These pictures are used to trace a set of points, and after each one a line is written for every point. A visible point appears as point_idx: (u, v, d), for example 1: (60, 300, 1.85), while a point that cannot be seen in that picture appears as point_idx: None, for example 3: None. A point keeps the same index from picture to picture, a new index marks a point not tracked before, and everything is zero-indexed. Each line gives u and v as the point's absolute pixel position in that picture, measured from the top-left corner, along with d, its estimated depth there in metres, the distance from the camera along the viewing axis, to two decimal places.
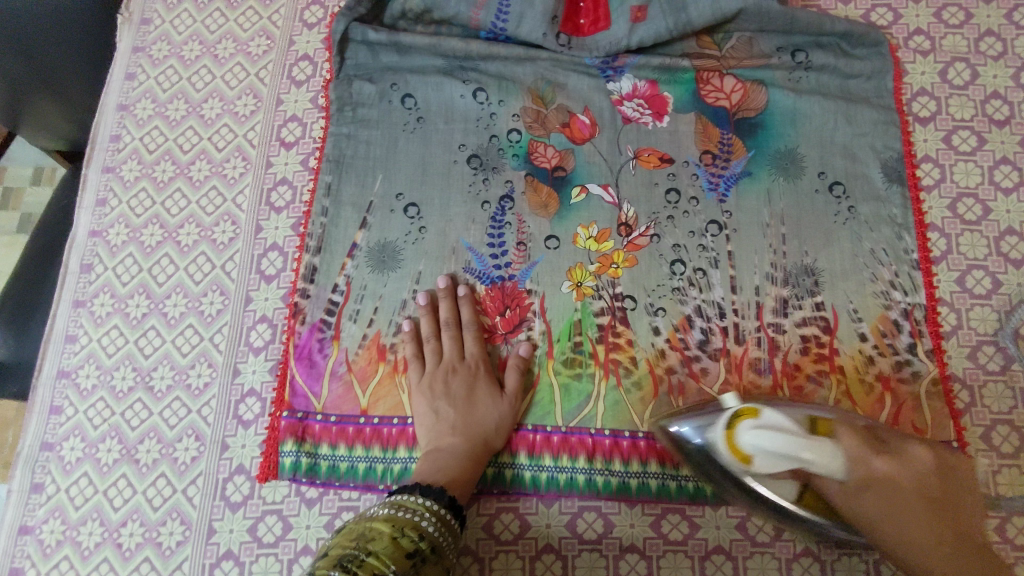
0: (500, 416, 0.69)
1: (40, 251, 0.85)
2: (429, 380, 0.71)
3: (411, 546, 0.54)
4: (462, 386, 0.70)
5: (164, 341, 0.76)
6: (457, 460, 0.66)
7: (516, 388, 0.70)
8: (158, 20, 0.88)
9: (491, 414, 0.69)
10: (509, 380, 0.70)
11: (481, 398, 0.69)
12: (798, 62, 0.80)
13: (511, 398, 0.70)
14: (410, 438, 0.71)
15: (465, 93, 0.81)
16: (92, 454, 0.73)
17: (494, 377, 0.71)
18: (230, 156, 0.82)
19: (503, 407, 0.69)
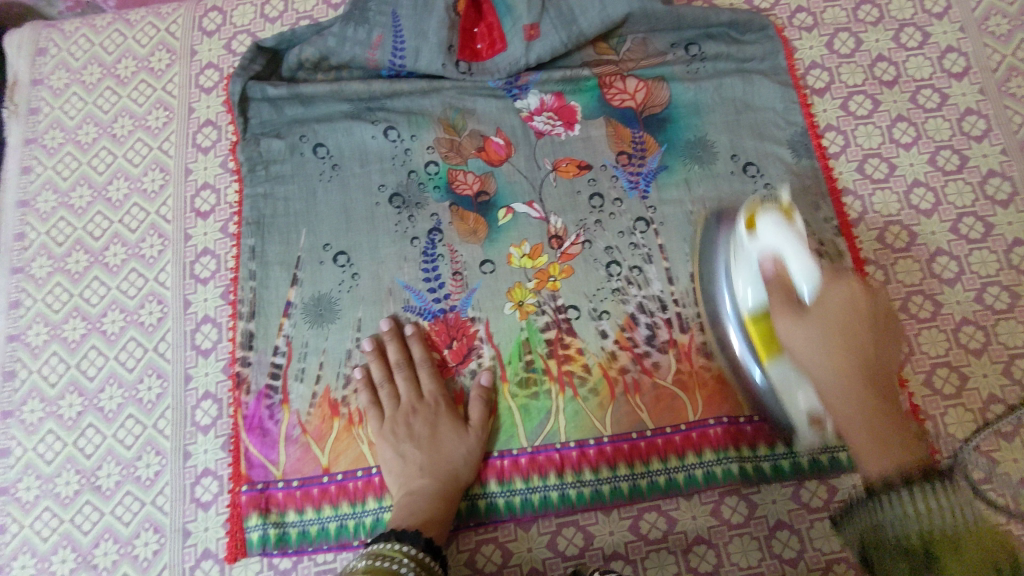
0: (467, 449, 0.68)
1: None
2: (392, 425, 0.70)
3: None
4: (426, 426, 0.69)
5: (105, 436, 0.73)
6: (431, 502, 0.65)
7: (479, 419, 0.70)
8: (46, 108, 0.85)
9: (458, 448, 0.68)
10: (472, 411, 0.70)
11: (446, 434, 0.69)
12: (693, 55, 0.82)
13: (476, 429, 0.69)
14: (377, 488, 0.70)
15: (376, 134, 0.80)
16: (46, 569, 0.69)
17: (456, 412, 0.71)
18: (145, 235, 0.80)
19: (469, 439, 0.69)
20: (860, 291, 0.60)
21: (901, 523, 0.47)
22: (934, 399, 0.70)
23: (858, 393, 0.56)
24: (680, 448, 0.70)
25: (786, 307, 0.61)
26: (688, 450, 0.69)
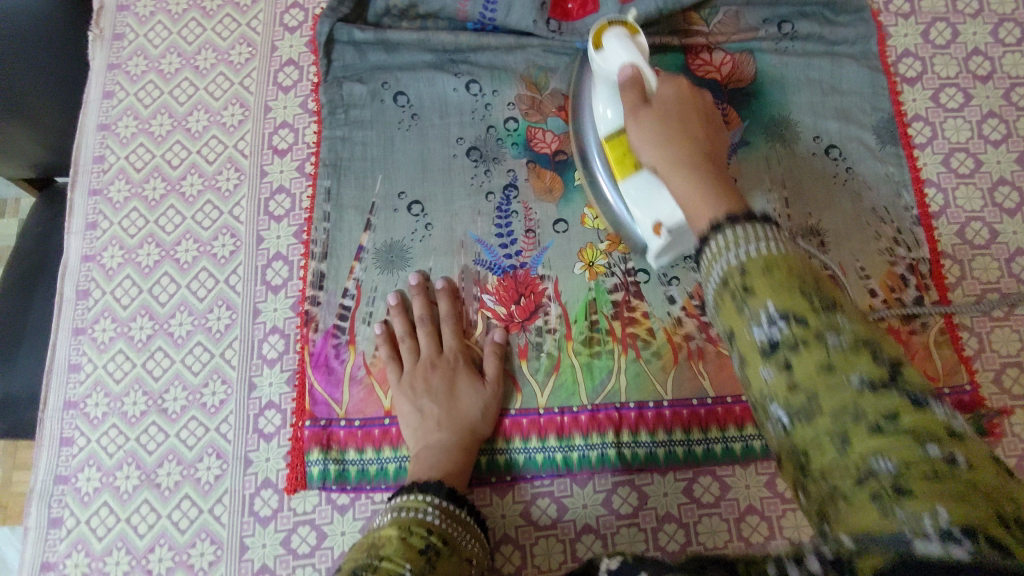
0: (483, 403, 0.69)
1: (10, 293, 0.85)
2: (409, 379, 0.70)
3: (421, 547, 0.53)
4: (440, 381, 0.70)
5: (174, 361, 0.74)
6: (448, 454, 0.66)
7: (495, 374, 0.70)
8: (131, 34, 0.86)
9: (473, 403, 0.69)
10: (490, 365, 0.71)
11: (465, 389, 0.69)
12: (784, 33, 0.81)
13: (493, 383, 0.70)
14: (394, 437, 0.71)
15: (458, 87, 0.80)
16: (110, 483, 0.71)
17: (475, 366, 0.72)
18: (222, 168, 0.80)
19: (486, 394, 0.69)
20: (687, 94, 0.58)
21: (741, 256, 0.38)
22: (1003, 398, 0.71)
23: (678, 129, 0.55)
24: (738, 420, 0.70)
25: (635, 90, 0.60)
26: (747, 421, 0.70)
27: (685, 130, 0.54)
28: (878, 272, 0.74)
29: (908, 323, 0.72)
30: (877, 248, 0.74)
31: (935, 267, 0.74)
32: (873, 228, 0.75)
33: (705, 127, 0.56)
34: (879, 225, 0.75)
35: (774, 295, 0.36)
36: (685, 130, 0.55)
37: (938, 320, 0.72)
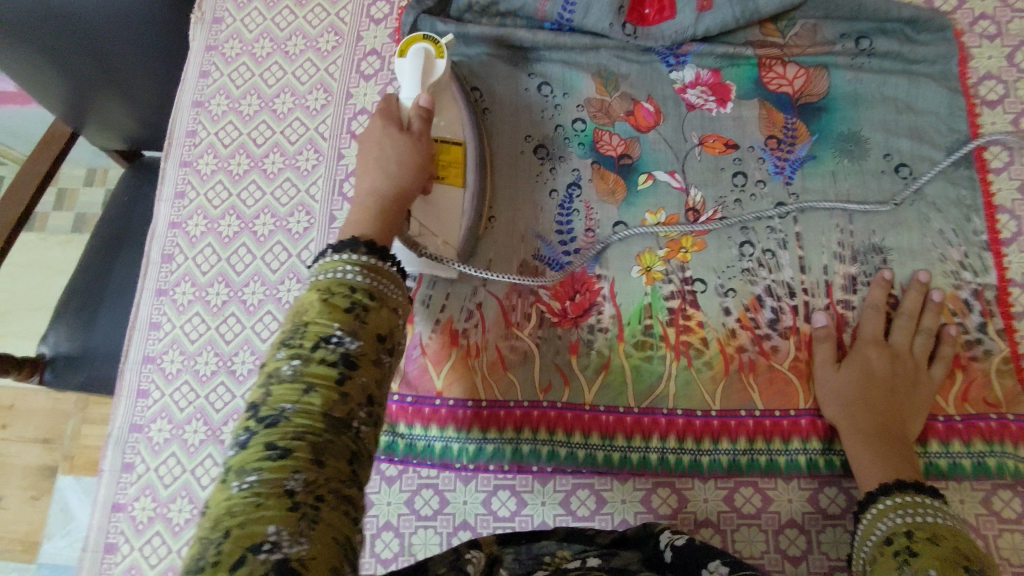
0: (422, 149, 0.65)
1: (95, 273, 1.08)
2: (412, 304, 0.72)
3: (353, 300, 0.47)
4: (449, 245, 0.73)
5: (244, 326, 0.79)
6: (380, 212, 0.57)
7: (424, 131, 0.67)
8: (229, 19, 0.93)
9: (409, 153, 0.63)
10: (414, 121, 0.67)
11: (396, 152, 0.63)
12: (861, 49, 0.80)
13: (419, 217, 0.66)
14: (428, 417, 0.72)
15: (530, 87, 0.83)
16: (179, 435, 0.76)
17: (397, 120, 0.67)
18: (303, 149, 0.85)
19: (420, 143, 0.65)
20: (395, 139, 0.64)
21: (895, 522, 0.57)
22: None
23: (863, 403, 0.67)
24: (786, 432, 0.70)
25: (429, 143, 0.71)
26: (794, 436, 0.70)
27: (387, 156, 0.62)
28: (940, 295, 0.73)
29: (969, 349, 0.71)
30: (941, 270, 0.73)
31: (1002, 294, 0.72)
32: (939, 250, 0.74)
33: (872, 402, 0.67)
34: (945, 247, 0.74)
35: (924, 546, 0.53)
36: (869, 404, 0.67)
37: (1000, 349, 0.71)
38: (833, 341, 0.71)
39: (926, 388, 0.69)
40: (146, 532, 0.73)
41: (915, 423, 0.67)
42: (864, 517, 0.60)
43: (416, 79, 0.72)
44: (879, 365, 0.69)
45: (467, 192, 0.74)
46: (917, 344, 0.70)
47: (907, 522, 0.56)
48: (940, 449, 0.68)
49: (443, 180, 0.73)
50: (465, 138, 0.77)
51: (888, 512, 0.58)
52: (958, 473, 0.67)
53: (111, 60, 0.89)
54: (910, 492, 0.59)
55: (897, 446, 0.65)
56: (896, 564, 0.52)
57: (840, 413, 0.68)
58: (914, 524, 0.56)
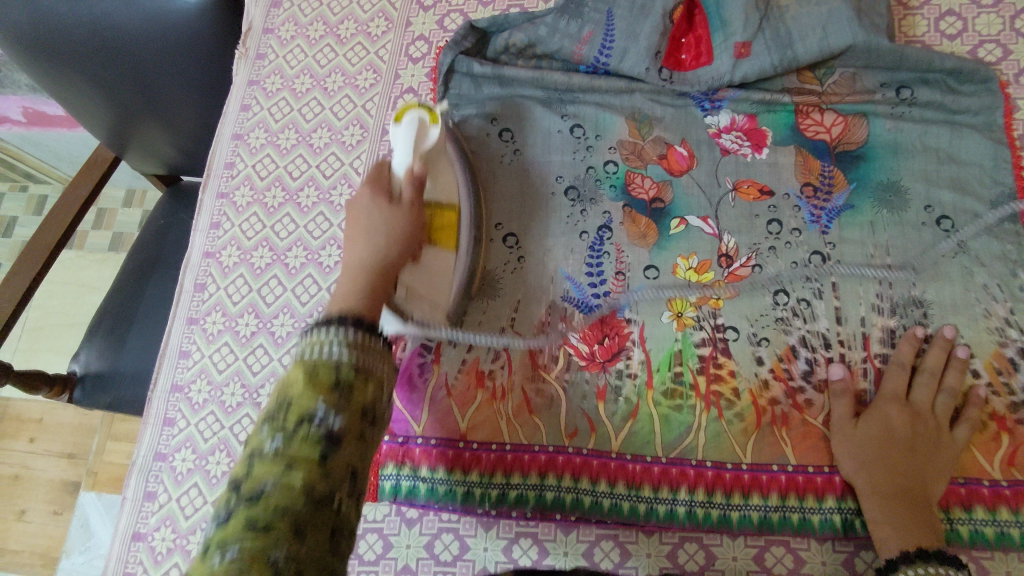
0: (410, 220, 0.63)
1: (129, 295, 1.09)
2: (406, 292, 0.66)
3: (337, 379, 0.46)
4: (438, 272, 0.69)
5: (272, 358, 0.79)
6: (374, 286, 0.56)
7: (413, 200, 0.65)
8: (272, 55, 0.95)
9: (399, 223, 0.62)
10: (405, 189, 0.65)
11: (383, 218, 0.62)
12: (902, 98, 0.79)
13: (408, 310, 0.64)
14: (450, 460, 0.71)
15: (563, 128, 0.82)
16: (202, 466, 0.76)
17: (387, 188, 0.66)
18: (337, 183, 0.86)
19: (407, 211, 0.64)
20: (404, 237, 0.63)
21: None
22: None
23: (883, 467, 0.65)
24: (820, 490, 0.68)
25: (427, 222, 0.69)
26: (829, 494, 0.67)
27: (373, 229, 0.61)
28: (984, 352, 0.70)
29: (1015, 410, 0.68)
30: (985, 326, 0.71)
31: None
32: (982, 305, 0.72)
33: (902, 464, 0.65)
34: (990, 303, 0.72)
35: None
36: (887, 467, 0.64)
37: None
38: (851, 395, 0.69)
39: (949, 449, 0.66)
40: (165, 564, 0.72)
41: (935, 486, 0.65)
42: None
43: (410, 151, 0.67)
44: (899, 424, 0.66)
45: (462, 190, 0.74)
46: (940, 403, 0.68)
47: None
48: (986, 515, 0.65)
49: (434, 170, 0.71)
50: (462, 207, 0.73)
51: None
52: (1003, 542, 0.64)
53: (159, 96, 0.92)
54: (933, 563, 0.57)
55: (916, 509, 0.62)
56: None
57: (857, 473, 0.65)
58: None
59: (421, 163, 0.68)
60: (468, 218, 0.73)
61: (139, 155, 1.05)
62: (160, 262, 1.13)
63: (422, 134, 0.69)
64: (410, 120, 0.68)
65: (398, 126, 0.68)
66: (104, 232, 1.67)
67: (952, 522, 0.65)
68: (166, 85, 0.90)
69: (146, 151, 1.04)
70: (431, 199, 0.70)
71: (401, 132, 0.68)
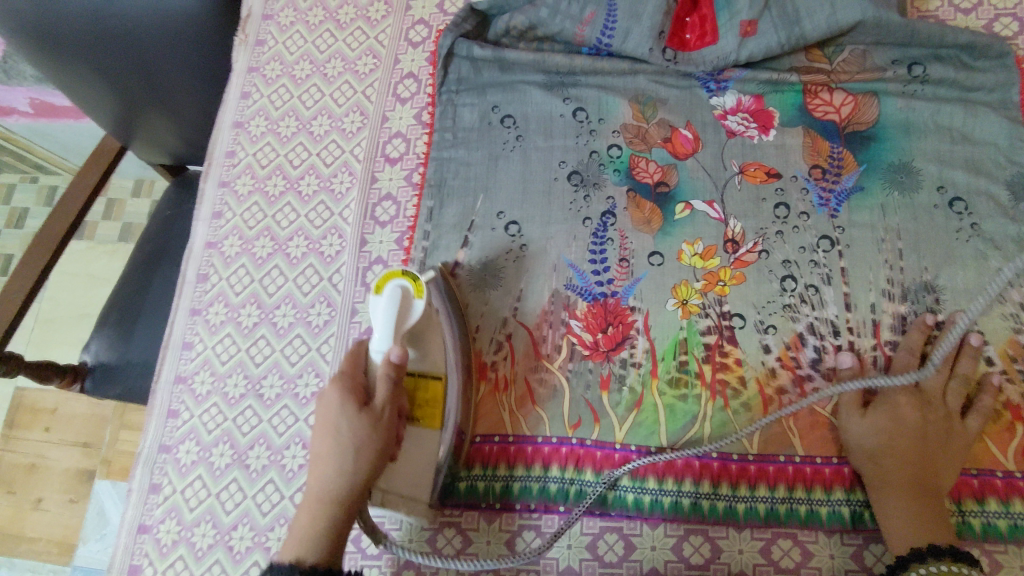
0: (381, 436, 0.59)
1: (135, 287, 1.10)
2: (383, 495, 0.64)
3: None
4: (420, 454, 0.65)
5: (274, 350, 0.79)
6: (328, 529, 0.56)
7: (388, 405, 0.61)
8: (271, 41, 0.94)
9: (369, 439, 0.59)
10: (378, 393, 0.60)
11: (352, 436, 0.58)
12: (914, 76, 0.77)
13: (383, 409, 0.60)
14: (455, 455, 0.71)
15: (565, 112, 0.81)
16: (206, 457, 0.76)
17: (361, 391, 0.61)
18: (337, 171, 0.85)
19: (380, 429, 0.60)
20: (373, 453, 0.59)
21: None
22: None
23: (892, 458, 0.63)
24: (828, 481, 0.66)
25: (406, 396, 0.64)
26: (837, 484, 0.66)
27: (341, 438, 0.58)
28: (998, 339, 0.68)
29: None
30: (999, 313, 0.69)
31: None
32: (997, 290, 0.70)
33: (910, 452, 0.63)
34: (1004, 288, 0.70)
35: None
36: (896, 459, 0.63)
37: None
38: (860, 384, 0.68)
39: (964, 439, 0.65)
40: (170, 556, 0.72)
41: (947, 478, 0.63)
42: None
43: (389, 337, 0.62)
44: (909, 413, 0.65)
45: (449, 354, 0.69)
46: (952, 390, 0.67)
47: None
48: (999, 506, 0.63)
49: (421, 342, 0.66)
50: (435, 291, 0.69)
51: None
52: (1018, 535, 0.62)
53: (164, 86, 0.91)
54: (947, 560, 0.55)
55: (925, 500, 0.61)
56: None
57: (864, 462, 0.65)
58: None
59: (399, 347, 0.62)
60: (455, 371, 0.68)
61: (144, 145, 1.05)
62: (166, 252, 1.13)
63: (402, 311, 0.62)
64: (389, 298, 0.62)
65: (379, 298, 0.63)
66: (111, 221, 1.68)
67: (963, 514, 0.64)
68: (169, 75, 0.90)
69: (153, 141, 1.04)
70: (415, 371, 0.66)
71: (379, 309, 0.62)
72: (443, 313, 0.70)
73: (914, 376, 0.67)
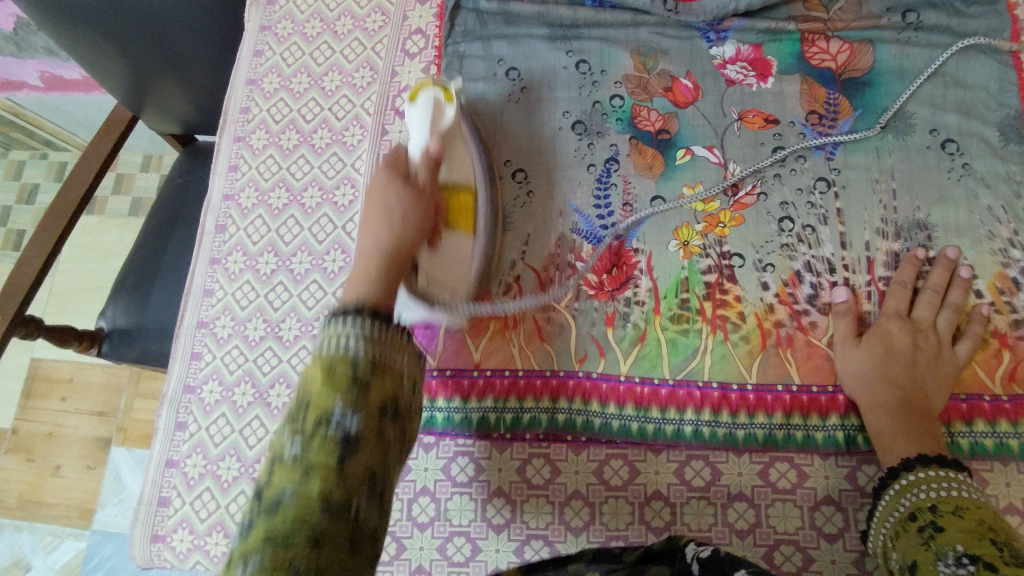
0: (425, 203, 0.63)
1: (152, 248, 1.13)
2: (427, 284, 0.67)
3: (354, 375, 0.44)
4: (457, 257, 0.70)
5: (292, 295, 0.82)
6: (387, 267, 0.56)
7: (429, 183, 0.66)
8: (282, 1, 0.96)
9: (414, 204, 0.62)
10: (420, 173, 0.66)
11: (399, 202, 0.62)
12: (908, 23, 0.79)
13: (424, 186, 0.65)
14: (472, 390, 0.74)
15: (568, 64, 0.83)
16: (229, 397, 0.79)
17: (402, 172, 0.65)
18: (349, 125, 0.88)
19: (423, 199, 0.64)
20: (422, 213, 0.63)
21: (915, 500, 0.57)
22: None
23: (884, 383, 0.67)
24: (823, 408, 0.70)
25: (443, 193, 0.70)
26: (832, 411, 0.70)
27: (387, 202, 0.62)
28: (987, 273, 0.71)
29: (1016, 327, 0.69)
30: (989, 248, 0.72)
31: None
32: (987, 227, 0.73)
33: (901, 379, 0.67)
34: (994, 225, 0.73)
35: (959, 540, 0.51)
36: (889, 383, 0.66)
37: None
38: (853, 315, 0.71)
39: (951, 365, 0.68)
40: (198, 488, 0.76)
41: (935, 399, 0.67)
42: (884, 495, 0.61)
43: (427, 129, 0.70)
44: (899, 340, 0.68)
45: (476, 168, 0.74)
46: (941, 320, 0.70)
47: (929, 498, 0.56)
48: (985, 428, 0.67)
49: (451, 152, 0.72)
50: (461, 122, 0.76)
51: (916, 485, 0.58)
52: (1003, 453, 0.66)
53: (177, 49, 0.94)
54: (933, 465, 0.59)
55: (917, 420, 0.64)
56: (923, 540, 0.53)
57: (857, 388, 0.68)
58: (939, 498, 0.56)
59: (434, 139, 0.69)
60: (483, 183, 0.75)
61: (151, 115, 1.07)
62: (181, 216, 1.16)
63: (437, 109, 0.72)
64: (425, 101, 0.72)
65: (414, 105, 0.73)
66: (121, 194, 1.71)
67: (952, 435, 0.67)
68: (185, 37, 0.93)
69: (161, 108, 1.06)
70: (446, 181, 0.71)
71: (414, 114, 0.72)
72: (478, 234, 0.73)
73: (904, 306, 0.70)
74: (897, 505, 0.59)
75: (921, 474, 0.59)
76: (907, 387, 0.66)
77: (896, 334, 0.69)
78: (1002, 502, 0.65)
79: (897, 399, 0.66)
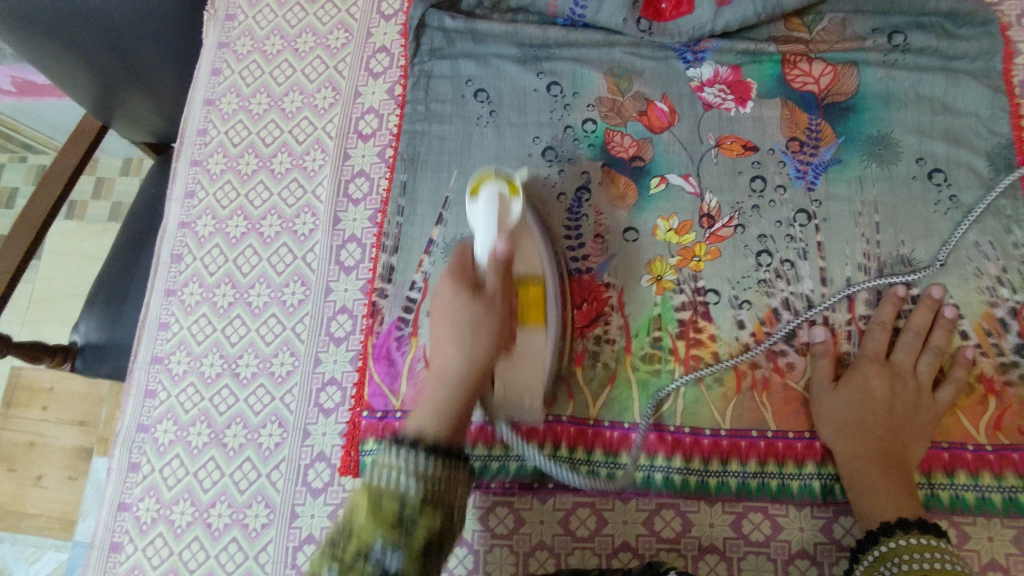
0: None
1: (120, 265, 1.09)
2: None
3: (400, 514, 0.45)
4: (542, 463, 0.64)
5: (249, 329, 0.79)
6: None
7: None
8: (241, 16, 0.92)
9: None
10: None
11: None
12: (895, 45, 0.75)
13: None
14: None
15: (539, 87, 0.79)
16: (184, 437, 0.76)
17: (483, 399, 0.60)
18: (310, 149, 0.84)
19: None
20: None
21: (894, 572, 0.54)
22: None
23: (863, 432, 0.63)
24: (800, 456, 0.66)
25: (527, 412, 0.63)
26: (809, 460, 0.66)
27: None
28: (974, 313, 0.68)
29: (1003, 372, 0.66)
30: (976, 286, 0.68)
31: None
32: (974, 264, 0.69)
33: (881, 429, 0.63)
34: (982, 261, 0.69)
35: None
36: (870, 433, 0.63)
37: None
38: (832, 357, 0.68)
39: (932, 412, 0.64)
40: (150, 533, 0.73)
41: (914, 450, 0.63)
42: (863, 558, 0.57)
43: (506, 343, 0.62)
44: (880, 385, 0.65)
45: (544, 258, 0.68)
46: (923, 363, 0.66)
47: (910, 571, 0.54)
48: (968, 480, 0.63)
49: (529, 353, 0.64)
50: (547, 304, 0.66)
51: (892, 554, 0.55)
52: (985, 508, 0.63)
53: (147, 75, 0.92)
54: (914, 533, 0.55)
55: (898, 478, 0.61)
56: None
57: (835, 437, 0.64)
58: (922, 572, 0.53)
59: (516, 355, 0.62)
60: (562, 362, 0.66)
61: (130, 132, 1.04)
62: (150, 232, 1.12)
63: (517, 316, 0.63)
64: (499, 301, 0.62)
65: None
66: (100, 198, 1.67)
67: (933, 487, 0.64)
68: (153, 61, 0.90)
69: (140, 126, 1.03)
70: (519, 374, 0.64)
71: None
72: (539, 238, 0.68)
73: (884, 348, 0.67)
74: (875, 572, 0.56)
75: (900, 542, 0.56)
76: (887, 439, 0.63)
77: (879, 382, 0.65)
78: (983, 558, 0.63)
79: (875, 452, 0.62)
